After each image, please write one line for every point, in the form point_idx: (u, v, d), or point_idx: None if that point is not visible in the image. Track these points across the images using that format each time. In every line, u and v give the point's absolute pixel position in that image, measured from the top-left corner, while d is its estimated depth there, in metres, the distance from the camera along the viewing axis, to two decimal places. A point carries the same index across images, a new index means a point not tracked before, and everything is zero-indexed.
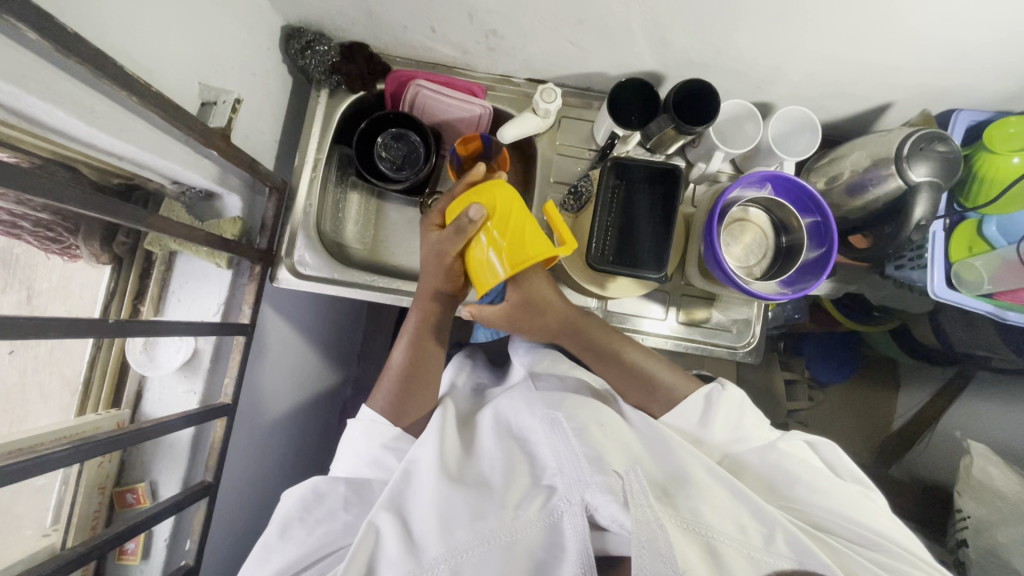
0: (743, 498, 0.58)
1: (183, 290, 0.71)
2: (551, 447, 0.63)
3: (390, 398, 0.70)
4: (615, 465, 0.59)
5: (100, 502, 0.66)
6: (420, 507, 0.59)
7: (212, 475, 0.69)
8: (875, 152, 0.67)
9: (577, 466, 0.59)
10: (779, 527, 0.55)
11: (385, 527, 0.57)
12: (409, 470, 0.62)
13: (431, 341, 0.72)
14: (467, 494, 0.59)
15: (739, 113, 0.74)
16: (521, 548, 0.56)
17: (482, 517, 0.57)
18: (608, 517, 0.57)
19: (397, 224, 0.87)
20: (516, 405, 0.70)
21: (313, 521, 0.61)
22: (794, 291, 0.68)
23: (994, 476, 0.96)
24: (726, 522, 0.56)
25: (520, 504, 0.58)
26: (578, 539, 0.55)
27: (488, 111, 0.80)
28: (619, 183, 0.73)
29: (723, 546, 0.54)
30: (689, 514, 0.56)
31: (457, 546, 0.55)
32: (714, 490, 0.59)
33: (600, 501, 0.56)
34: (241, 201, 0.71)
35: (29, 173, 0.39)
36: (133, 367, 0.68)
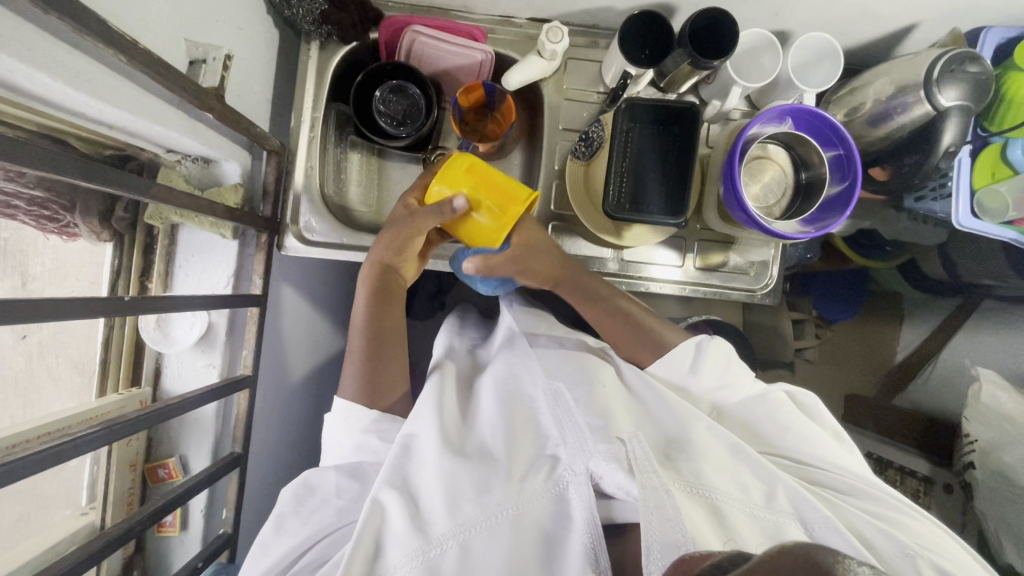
0: (742, 456, 0.59)
1: (189, 264, 0.69)
2: (552, 416, 0.64)
3: (357, 380, 0.69)
4: (619, 431, 0.59)
5: (133, 480, 0.66)
6: (425, 481, 0.58)
7: (241, 446, 0.69)
8: (900, 78, 0.64)
9: (580, 434, 0.60)
10: (779, 483, 0.56)
11: (391, 503, 0.56)
12: (409, 441, 0.61)
13: (387, 309, 0.72)
14: (471, 467, 0.59)
15: (756, 43, 0.70)
16: (528, 518, 0.56)
17: (488, 491, 0.57)
18: (614, 485, 0.57)
19: (401, 184, 0.85)
20: (510, 374, 0.70)
21: (307, 511, 0.62)
22: (816, 229, 0.67)
23: (1002, 401, 0.98)
24: (729, 483, 0.56)
25: (525, 475, 0.59)
26: (585, 509, 0.56)
27: (490, 57, 0.76)
28: (633, 126, 0.70)
29: (730, 508, 0.54)
30: (692, 476, 0.56)
31: (464, 520, 0.55)
32: (714, 450, 0.59)
33: (605, 470, 0.56)
34: (239, 167, 0.69)
35: (23, 144, 0.36)
36: (149, 345, 0.67)
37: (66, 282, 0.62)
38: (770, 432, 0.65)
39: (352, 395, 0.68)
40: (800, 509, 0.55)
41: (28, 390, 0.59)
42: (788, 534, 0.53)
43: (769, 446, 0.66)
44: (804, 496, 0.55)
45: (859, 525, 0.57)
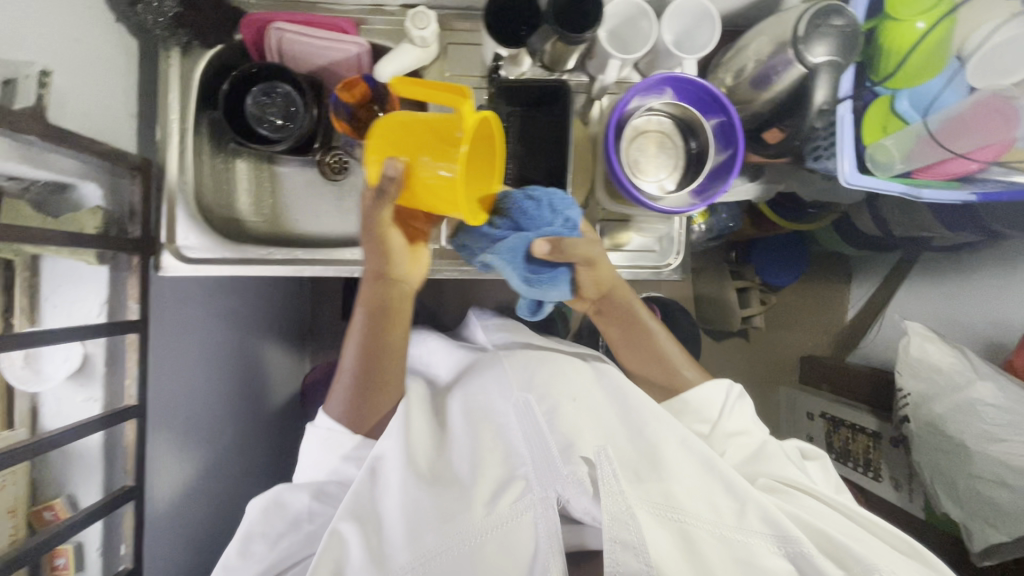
0: (714, 470, 0.58)
1: (57, 294, 0.65)
2: (522, 432, 0.62)
3: (345, 403, 0.68)
4: (585, 450, 0.58)
5: (16, 526, 0.61)
6: (389, 506, 0.60)
7: (134, 478, 0.67)
8: (777, 36, 0.62)
9: (547, 453, 0.59)
10: (750, 502, 0.56)
11: (349, 535, 0.58)
12: (374, 466, 0.62)
13: (385, 335, 0.67)
14: (437, 493, 0.59)
15: (631, 12, 0.67)
16: (491, 547, 0.55)
17: (452, 518, 0.57)
18: (582, 508, 0.58)
19: (295, 188, 0.82)
20: (479, 390, 0.69)
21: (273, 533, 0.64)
22: (704, 199, 0.65)
23: (930, 353, 0.99)
24: (700, 505, 0.56)
25: (490, 499, 0.57)
26: (550, 531, 0.54)
27: (365, 48, 0.73)
28: (513, 110, 0.68)
29: (697, 528, 0.54)
30: (660, 497, 0.56)
31: (427, 548, 0.55)
32: (688, 467, 0.58)
33: (572, 494, 0.56)
34: (99, 189, 0.65)
35: None
36: (17, 386, 0.62)
37: None
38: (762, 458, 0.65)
39: (337, 414, 0.68)
40: (773, 522, 0.54)
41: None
42: (759, 555, 0.53)
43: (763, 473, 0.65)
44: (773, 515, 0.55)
45: (840, 552, 0.55)
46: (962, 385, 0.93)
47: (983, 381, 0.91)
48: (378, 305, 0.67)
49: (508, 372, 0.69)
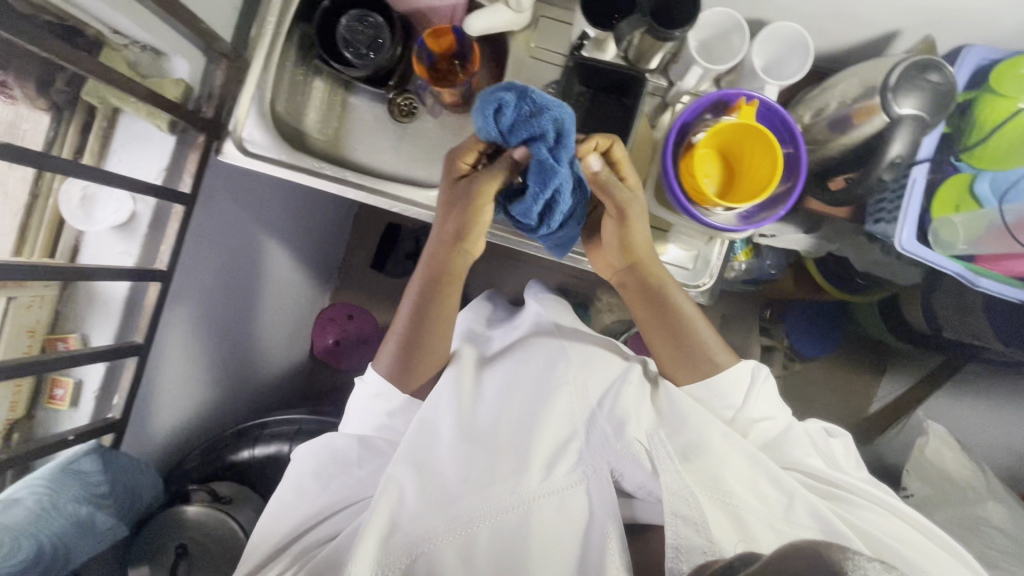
0: (759, 466, 0.63)
1: (125, 150, 0.70)
2: (564, 406, 0.68)
3: (393, 360, 0.70)
4: (637, 432, 0.64)
5: (32, 344, 0.65)
6: (444, 460, 0.65)
7: (144, 337, 0.71)
8: (867, 80, 0.61)
9: (603, 436, 0.65)
10: (797, 496, 0.61)
11: (405, 482, 0.63)
12: (425, 419, 0.67)
13: (440, 293, 0.71)
14: (486, 454, 0.65)
15: (726, 25, 0.66)
16: (544, 508, 0.62)
17: (506, 480, 0.62)
18: (635, 483, 0.64)
19: (363, 119, 0.85)
20: (512, 370, 0.72)
21: (327, 478, 0.67)
22: (748, 225, 0.63)
23: (946, 460, 0.93)
24: (747, 491, 0.61)
25: (546, 465, 0.64)
26: (607, 502, 0.61)
27: (462, 2, 0.76)
28: (585, 91, 0.68)
29: (749, 520, 0.59)
30: (711, 481, 0.61)
31: (480, 507, 0.61)
32: (732, 460, 0.63)
33: (630, 469, 0.63)
34: (190, 67, 0.70)
35: None
36: (68, 221, 0.67)
37: None
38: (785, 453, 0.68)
39: (385, 370, 0.70)
40: (826, 521, 0.59)
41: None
42: (797, 517, 0.60)
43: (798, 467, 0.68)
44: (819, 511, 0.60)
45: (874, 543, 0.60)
46: (971, 501, 0.88)
47: (994, 502, 0.86)
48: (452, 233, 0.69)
49: (560, 351, 0.73)
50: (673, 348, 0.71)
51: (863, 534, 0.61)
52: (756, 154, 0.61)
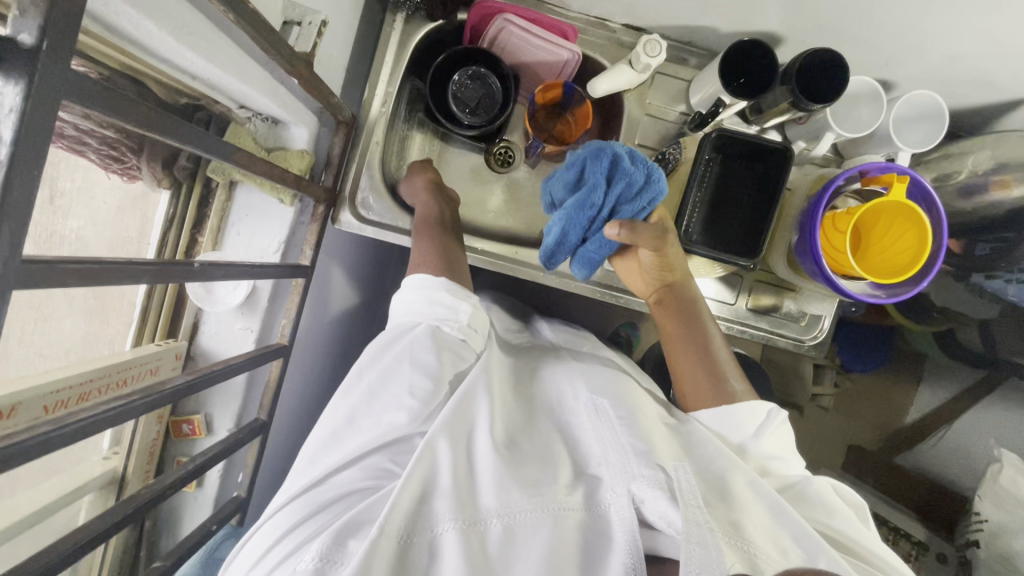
0: (784, 520, 0.49)
1: (242, 223, 0.67)
2: (594, 433, 0.56)
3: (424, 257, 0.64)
4: (663, 459, 0.50)
5: (158, 430, 0.65)
6: (472, 455, 0.52)
7: (266, 414, 0.68)
8: (1008, 154, 0.63)
9: (625, 457, 0.51)
10: (824, 557, 0.45)
11: (443, 456, 0.50)
12: (467, 395, 0.55)
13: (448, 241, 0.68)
14: (518, 458, 0.52)
15: (859, 92, 0.67)
16: (572, 527, 0.48)
17: (537, 487, 0.49)
18: (656, 515, 0.47)
19: (461, 171, 0.82)
20: (571, 379, 0.65)
21: (379, 411, 0.54)
22: (887, 294, 0.63)
23: (1022, 487, 0.97)
24: (769, 544, 0.46)
25: (572, 483, 0.51)
26: (628, 535, 0.46)
27: (576, 58, 0.72)
28: (716, 157, 0.67)
29: (768, 569, 0.43)
30: (733, 524, 0.46)
31: (511, 505, 0.48)
32: (755, 507, 0.49)
33: (648, 495, 0.47)
34: (307, 133, 0.66)
35: (103, 89, 0.31)
36: (191, 300, 0.65)
37: (85, 207, 0.58)
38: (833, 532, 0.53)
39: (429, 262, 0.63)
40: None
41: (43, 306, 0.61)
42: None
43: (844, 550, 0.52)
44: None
45: None
46: None
47: None
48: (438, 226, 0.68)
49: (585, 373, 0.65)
50: (692, 370, 0.64)
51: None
52: (903, 222, 0.61)
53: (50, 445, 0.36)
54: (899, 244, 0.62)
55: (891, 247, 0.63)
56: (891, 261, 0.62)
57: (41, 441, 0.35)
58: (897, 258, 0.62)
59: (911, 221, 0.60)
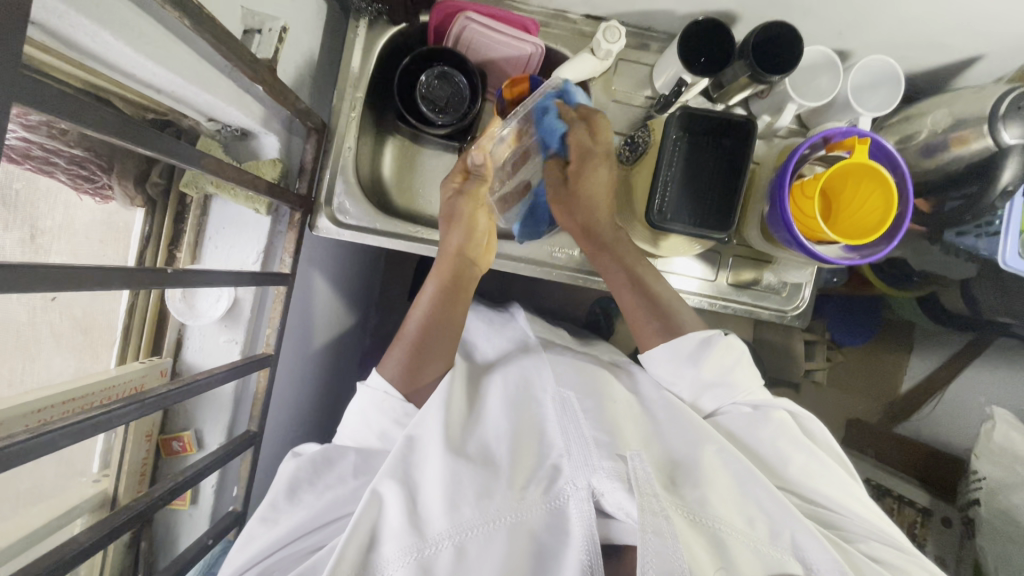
0: (746, 486, 0.56)
1: (220, 236, 0.67)
2: (559, 425, 0.63)
3: (400, 366, 0.67)
4: (623, 448, 0.58)
5: (148, 449, 0.64)
6: (426, 476, 0.58)
7: (257, 425, 0.68)
8: (961, 111, 0.64)
9: (585, 449, 0.58)
10: (788, 525, 0.53)
11: (389, 497, 0.56)
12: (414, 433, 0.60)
13: (454, 301, 0.71)
14: (473, 468, 0.57)
15: (817, 62, 0.68)
16: (527, 528, 0.55)
17: (489, 496, 0.56)
18: (614, 505, 0.55)
19: (437, 171, 0.83)
20: (531, 372, 0.70)
21: (325, 482, 0.62)
22: (861, 257, 0.64)
23: (1016, 442, 0.98)
24: (731, 513, 0.54)
25: (527, 484, 0.58)
26: (584, 525, 0.54)
27: (540, 51, 0.73)
28: (684, 136, 0.68)
29: (729, 538, 0.52)
30: (694, 504, 0.54)
31: (462, 523, 0.54)
32: (720, 476, 0.57)
33: (607, 488, 0.54)
34: (278, 142, 0.67)
35: (61, 94, 0.32)
36: (173, 315, 0.65)
37: (63, 241, 0.57)
38: (770, 456, 0.62)
39: (392, 376, 0.66)
40: (800, 546, 0.53)
41: (29, 344, 0.58)
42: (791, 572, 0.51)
43: (780, 480, 0.62)
44: (813, 538, 0.52)
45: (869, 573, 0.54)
46: None
47: None
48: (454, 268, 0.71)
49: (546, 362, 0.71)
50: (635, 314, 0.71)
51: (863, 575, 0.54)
52: (869, 186, 0.62)
53: (31, 451, 0.36)
54: (868, 208, 0.63)
55: (860, 209, 0.64)
56: (862, 224, 0.63)
57: (21, 449, 0.35)
58: (870, 221, 0.63)
59: (877, 182, 0.61)
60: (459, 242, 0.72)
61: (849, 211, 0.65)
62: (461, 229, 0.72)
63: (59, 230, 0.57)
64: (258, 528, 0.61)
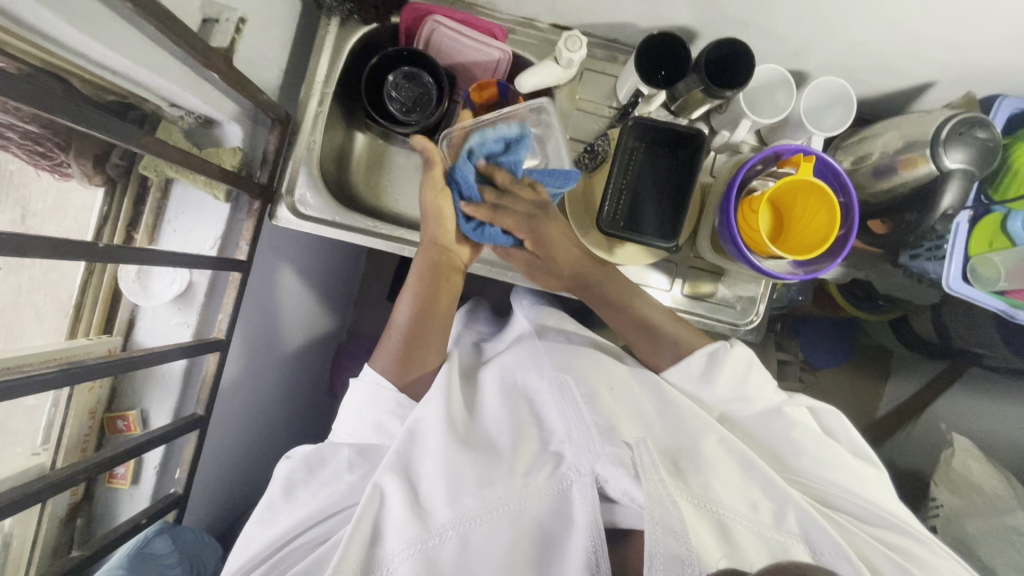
0: (754, 472, 0.60)
1: (179, 220, 0.69)
2: (559, 412, 0.65)
3: (394, 357, 0.68)
4: (625, 435, 0.59)
5: (90, 427, 0.66)
6: (428, 468, 0.61)
7: (204, 408, 0.68)
8: (909, 134, 0.65)
9: (587, 435, 0.61)
10: (790, 505, 0.57)
11: (391, 491, 0.59)
12: (415, 427, 0.62)
13: (438, 292, 0.70)
14: (474, 459, 0.61)
15: (772, 80, 0.70)
16: (528, 514, 0.59)
17: (492, 485, 0.59)
18: (619, 490, 0.58)
19: (404, 169, 0.83)
20: (536, 360, 0.71)
21: (318, 482, 0.65)
22: (806, 272, 0.65)
23: (973, 470, 0.97)
24: (738, 500, 0.58)
25: (529, 471, 0.61)
26: (589, 509, 0.57)
27: (507, 56, 0.75)
28: (639, 146, 0.70)
29: (735, 522, 0.55)
30: (700, 490, 0.57)
31: (465, 513, 0.57)
32: (724, 464, 0.61)
33: (612, 474, 0.57)
34: (241, 131, 0.68)
35: None
36: (126, 295, 0.66)
37: (53, 223, 0.61)
38: (783, 449, 0.66)
39: (384, 369, 0.68)
40: (808, 530, 0.56)
41: (12, 323, 0.59)
42: (796, 554, 0.54)
43: (787, 468, 0.66)
44: (815, 521, 0.56)
45: (872, 555, 0.59)
46: (1000, 509, 0.90)
47: None
48: (435, 261, 0.70)
49: (545, 350, 0.72)
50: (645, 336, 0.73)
51: (861, 551, 0.59)
52: (816, 202, 0.63)
53: None
54: (811, 225, 0.64)
55: (806, 226, 0.65)
56: (806, 240, 0.64)
57: None
58: (813, 237, 0.63)
59: (822, 200, 0.62)
60: (435, 235, 0.69)
61: (798, 227, 0.66)
62: (431, 218, 0.69)
63: (50, 215, 0.60)
64: (258, 527, 0.64)
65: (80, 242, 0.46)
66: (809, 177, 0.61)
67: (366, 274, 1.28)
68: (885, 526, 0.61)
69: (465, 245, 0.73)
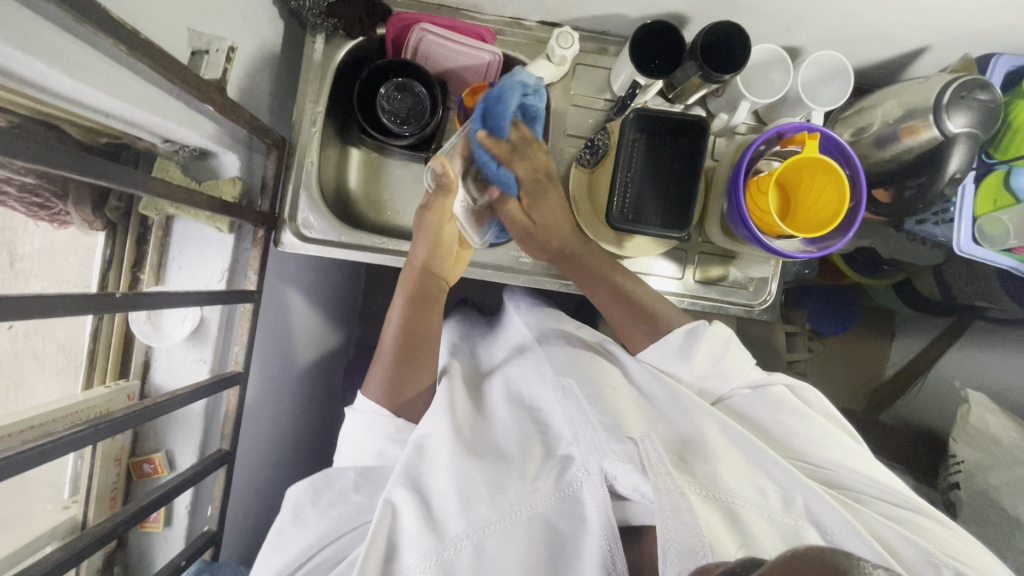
0: (757, 456, 0.60)
1: (183, 256, 0.67)
2: (564, 415, 0.64)
3: (384, 383, 0.68)
4: (631, 431, 0.59)
5: (117, 474, 0.65)
6: (437, 481, 0.60)
7: (228, 443, 0.67)
8: (909, 101, 0.65)
9: (594, 434, 0.59)
10: (798, 487, 0.57)
11: (403, 505, 0.58)
12: (420, 443, 0.62)
13: (426, 312, 0.72)
14: (484, 467, 0.60)
15: (767, 59, 0.70)
16: (539, 519, 0.58)
17: (503, 492, 0.58)
18: (628, 487, 0.56)
19: (402, 181, 0.82)
20: (537, 365, 0.71)
21: (324, 504, 0.63)
22: (819, 248, 0.65)
23: (990, 423, 0.99)
24: (747, 488, 0.56)
25: (538, 475, 0.60)
26: (600, 509, 0.56)
27: (498, 58, 0.74)
28: (641, 136, 0.69)
29: (747, 512, 0.53)
30: (708, 480, 0.56)
31: (478, 522, 0.56)
32: (729, 453, 0.60)
33: (620, 471, 0.55)
34: (238, 160, 0.67)
35: None
36: (139, 338, 0.65)
37: (43, 266, 0.60)
38: (777, 432, 0.67)
39: (377, 395, 0.68)
40: (815, 511, 0.55)
41: (12, 372, 0.59)
42: (808, 537, 0.53)
43: (787, 451, 0.66)
44: (822, 500, 0.55)
45: (880, 530, 0.57)
46: (1021, 459, 0.92)
47: None
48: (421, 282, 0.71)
49: (544, 355, 0.72)
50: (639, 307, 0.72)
51: (875, 530, 0.57)
52: (822, 178, 0.63)
53: None
54: (818, 202, 0.64)
55: (817, 202, 0.64)
56: (816, 216, 0.64)
57: None
58: (824, 212, 0.64)
59: (830, 175, 0.61)
60: (425, 256, 0.70)
61: (806, 203, 0.66)
62: (425, 244, 0.70)
63: (40, 258, 0.59)
64: (271, 553, 0.63)
65: (90, 297, 0.44)
66: (816, 155, 0.60)
67: (369, 287, 1.27)
68: (887, 498, 0.62)
69: (450, 269, 0.74)
